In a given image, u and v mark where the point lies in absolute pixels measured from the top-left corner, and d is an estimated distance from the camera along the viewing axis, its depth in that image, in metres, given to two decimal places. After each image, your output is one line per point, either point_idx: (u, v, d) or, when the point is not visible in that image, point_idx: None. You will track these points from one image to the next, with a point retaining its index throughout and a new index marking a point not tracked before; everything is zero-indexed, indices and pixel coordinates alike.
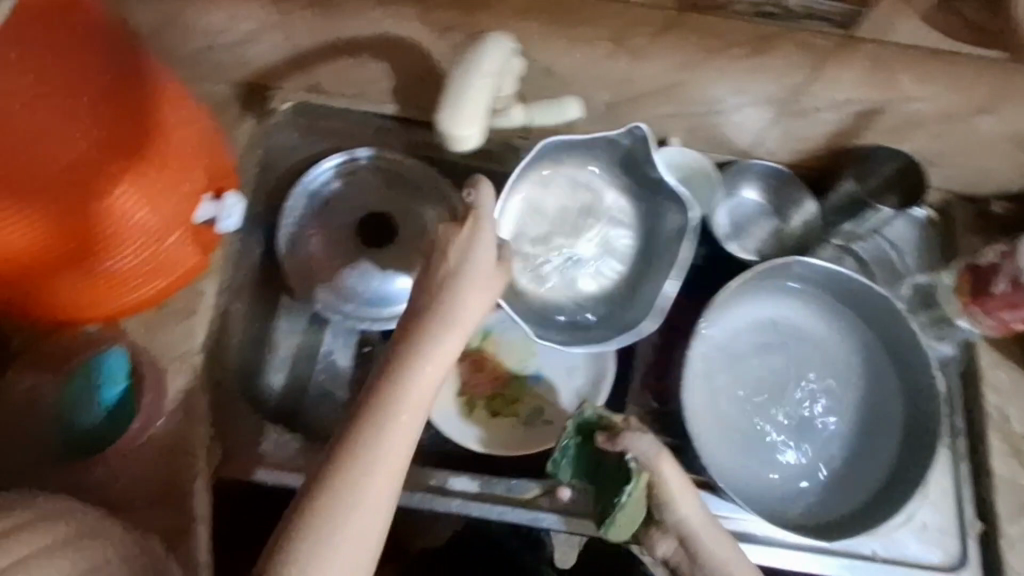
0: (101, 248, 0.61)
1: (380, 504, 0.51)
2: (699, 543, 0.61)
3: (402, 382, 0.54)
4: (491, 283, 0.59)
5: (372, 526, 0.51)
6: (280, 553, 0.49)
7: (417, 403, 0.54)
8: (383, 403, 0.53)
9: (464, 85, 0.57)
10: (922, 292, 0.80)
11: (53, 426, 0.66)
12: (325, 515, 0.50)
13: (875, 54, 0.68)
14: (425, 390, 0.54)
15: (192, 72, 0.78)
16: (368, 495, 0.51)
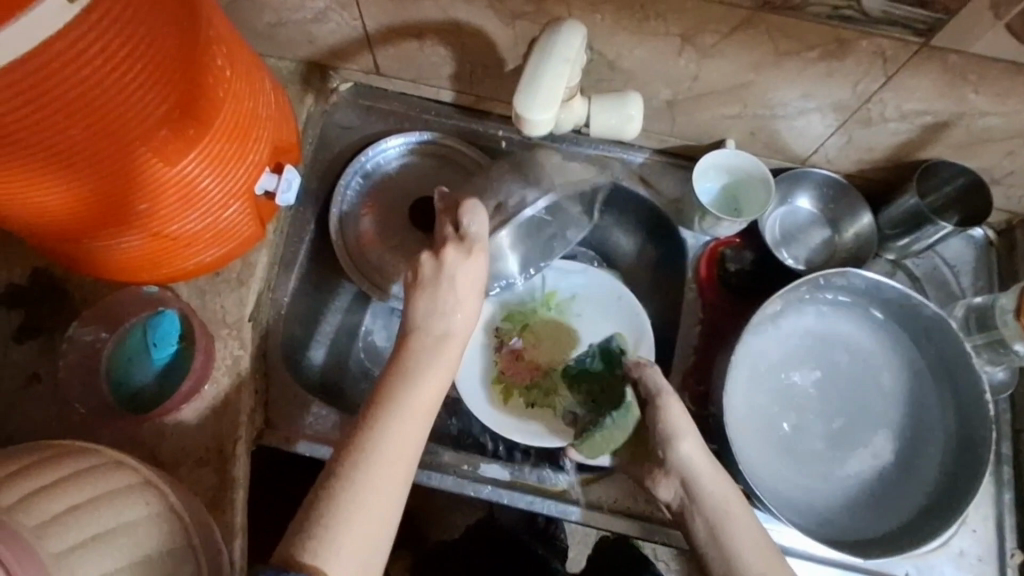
0: (165, 212, 0.60)
1: (393, 495, 0.54)
2: (701, 481, 0.64)
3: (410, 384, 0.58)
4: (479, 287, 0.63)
5: (383, 527, 0.53)
6: (303, 541, 0.51)
7: (415, 414, 0.57)
8: (390, 407, 0.56)
9: (540, 71, 0.57)
10: (976, 313, 0.76)
11: (109, 380, 0.68)
12: (342, 507, 0.52)
13: (959, 63, 0.60)
14: (421, 400, 0.57)
15: (262, 46, 0.80)
16: (384, 489, 0.53)
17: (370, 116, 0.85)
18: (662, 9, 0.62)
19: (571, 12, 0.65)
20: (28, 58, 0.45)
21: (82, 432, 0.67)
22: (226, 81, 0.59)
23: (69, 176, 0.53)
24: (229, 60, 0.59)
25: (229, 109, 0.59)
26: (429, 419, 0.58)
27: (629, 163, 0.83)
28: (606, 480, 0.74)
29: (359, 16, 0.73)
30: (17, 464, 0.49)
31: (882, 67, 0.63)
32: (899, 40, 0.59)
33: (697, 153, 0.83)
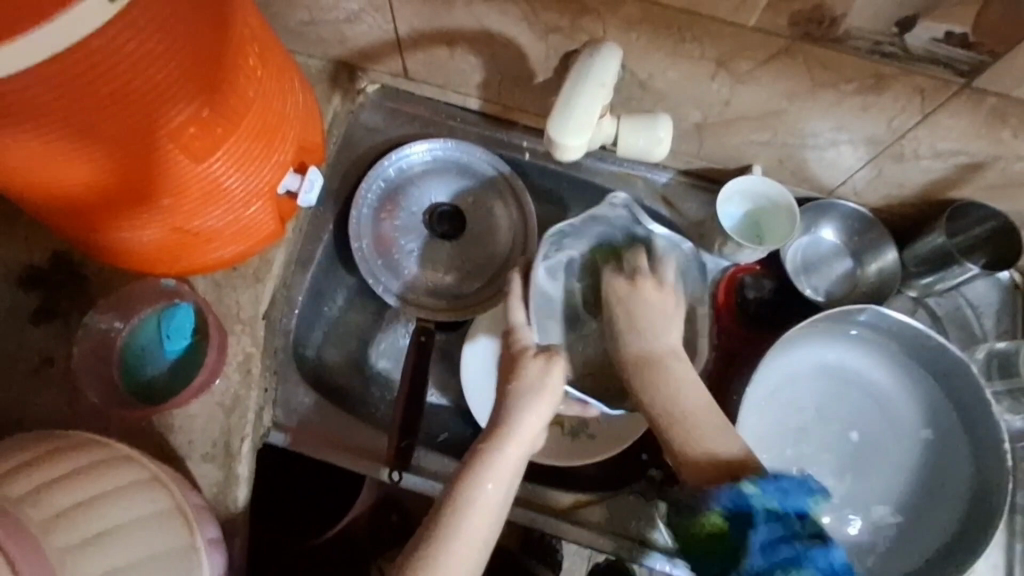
0: (190, 208, 0.60)
1: None
2: (662, 364, 0.66)
3: (466, 498, 0.57)
4: (550, 401, 0.62)
5: None
6: None
7: (475, 517, 0.57)
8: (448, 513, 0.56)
9: (578, 93, 0.57)
10: (999, 358, 0.75)
11: (124, 370, 0.69)
12: None
13: (999, 105, 0.59)
14: (478, 508, 0.57)
15: (292, 42, 0.80)
16: None
17: (396, 118, 0.85)
18: (700, 33, 0.61)
19: (606, 30, 0.64)
20: (68, 53, 0.45)
21: (90, 420, 0.67)
22: (257, 81, 0.58)
23: (97, 165, 0.54)
24: (261, 60, 0.59)
25: (259, 110, 0.59)
26: (492, 522, 0.58)
27: (653, 183, 0.83)
28: (607, 502, 0.74)
29: (392, 20, 0.72)
30: (28, 453, 0.49)
31: (920, 104, 0.62)
32: (940, 79, 0.58)
33: (721, 176, 0.82)
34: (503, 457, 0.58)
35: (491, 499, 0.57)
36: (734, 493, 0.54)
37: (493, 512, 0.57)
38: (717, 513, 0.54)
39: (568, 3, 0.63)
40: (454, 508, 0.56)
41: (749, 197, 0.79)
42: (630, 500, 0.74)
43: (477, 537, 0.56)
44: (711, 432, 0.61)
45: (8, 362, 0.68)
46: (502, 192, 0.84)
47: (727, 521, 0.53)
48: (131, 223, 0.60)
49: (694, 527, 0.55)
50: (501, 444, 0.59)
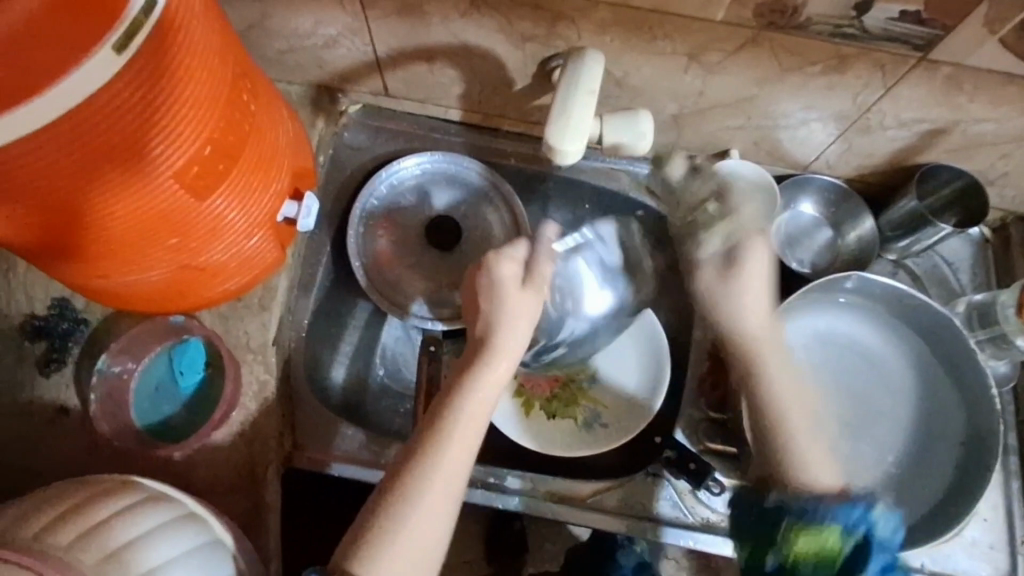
0: (195, 246, 0.62)
1: (444, 498, 0.60)
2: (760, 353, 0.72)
3: (453, 408, 0.63)
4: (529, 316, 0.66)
5: (437, 517, 0.60)
6: (364, 530, 0.59)
7: (464, 427, 0.62)
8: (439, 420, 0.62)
9: (568, 101, 0.59)
10: (978, 310, 0.78)
11: (144, 408, 0.70)
12: (401, 500, 0.59)
13: (954, 74, 0.63)
14: (467, 416, 0.63)
15: (273, 69, 0.81)
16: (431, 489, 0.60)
17: (381, 136, 0.86)
18: (670, 30, 0.64)
19: (580, 34, 0.67)
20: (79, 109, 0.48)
21: (112, 463, 0.67)
22: (251, 116, 0.60)
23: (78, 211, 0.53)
24: (253, 95, 0.61)
25: (253, 144, 0.61)
26: (477, 434, 0.63)
27: (636, 175, 0.86)
28: (623, 488, 0.76)
29: (370, 41, 0.74)
30: (72, 500, 0.52)
31: (881, 79, 0.66)
32: (898, 55, 0.62)
33: (700, 162, 0.85)
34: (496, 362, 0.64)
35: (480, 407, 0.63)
36: (861, 513, 0.64)
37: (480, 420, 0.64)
38: (856, 535, 0.63)
39: (541, 12, 0.65)
40: (447, 415, 0.62)
41: None
42: (643, 484, 0.77)
43: (463, 442, 0.62)
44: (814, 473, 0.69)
45: (21, 415, 0.69)
46: (491, 198, 0.86)
47: (844, 537, 0.63)
48: (128, 266, 0.60)
49: (805, 535, 0.64)
50: (491, 361, 0.64)
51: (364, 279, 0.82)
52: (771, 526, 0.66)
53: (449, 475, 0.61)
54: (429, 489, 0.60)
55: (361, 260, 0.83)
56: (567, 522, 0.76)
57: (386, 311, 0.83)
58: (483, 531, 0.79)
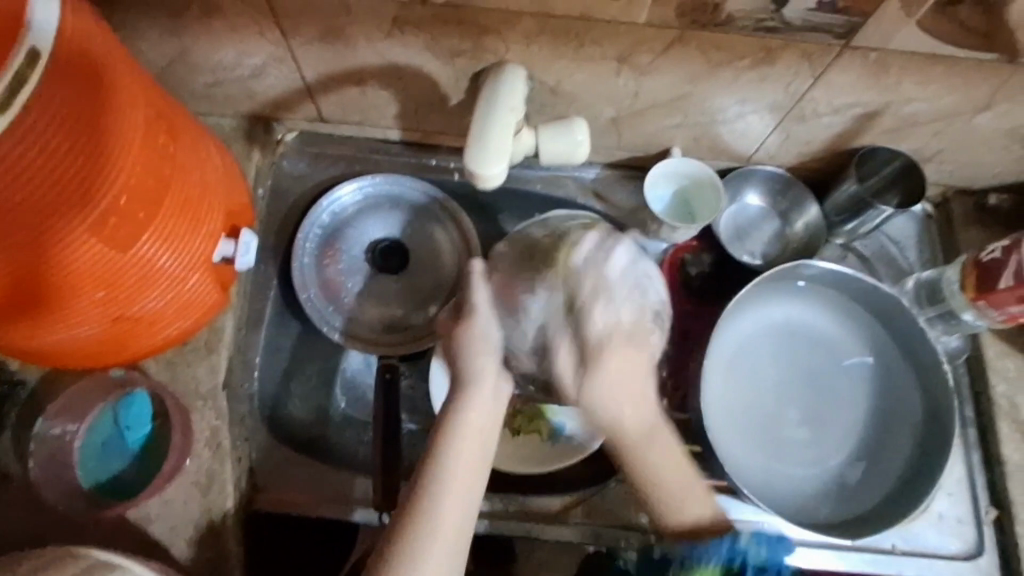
0: (127, 296, 0.59)
1: (455, 523, 0.60)
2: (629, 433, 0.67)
3: (448, 440, 0.63)
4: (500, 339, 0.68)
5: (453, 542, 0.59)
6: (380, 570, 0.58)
7: (461, 456, 0.63)
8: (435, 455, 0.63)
9: (488, 122, 0.59)
10: (927, 287, 0.79)
11: (93, 468, 0.67)
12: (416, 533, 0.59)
13: (880, 58, 0.64)
14: (462, 444, 0.63)
15: (203, 102, 0.79)
16: (440, 515, 0.60)
17: (320, 162, 0.84)
18: (596, 36, 0.64)
19: (508, 46, 0.66)
20: None
21: (62, 527, 0.65)
22: (170, 157, 0.58)
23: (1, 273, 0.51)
24: (171, 136, 0.59)
25: (178, 185, 0.59)
26: (477, 459, 0.63)
27: (583, 180, 0.85)
28: (596, 498, 0.76)
29: (298, 68, 0.73)
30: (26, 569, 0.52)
31: (809, 69, 0.66)
32: (822, 44, 0.63)
33: (645, 162, 0.85)
34: (478, 398, 0.65)
35: (471, 449, 0.63)
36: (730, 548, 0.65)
37: (474, 462, 0.63)
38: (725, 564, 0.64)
39: (467, 27, 0.64)
40: (443, 444, 0.63)
41: (672, 181, 0.82)
42: (614, 492, 0.76)
43: (465, 469, 0.62)
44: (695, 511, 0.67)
45: None
46: (438, 216, 0.85)
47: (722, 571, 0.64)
48: (55, 324, 0.57)
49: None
50: (471, 389, 0.66)
51: (318, 318, 0.81)
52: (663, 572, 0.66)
53: (456, 502, 0.61)
54: (438, 518, 0.60)
55: (312, 296, 0.81)
56: (539, 539, 0.75)
57: (338, 340, 0.81)
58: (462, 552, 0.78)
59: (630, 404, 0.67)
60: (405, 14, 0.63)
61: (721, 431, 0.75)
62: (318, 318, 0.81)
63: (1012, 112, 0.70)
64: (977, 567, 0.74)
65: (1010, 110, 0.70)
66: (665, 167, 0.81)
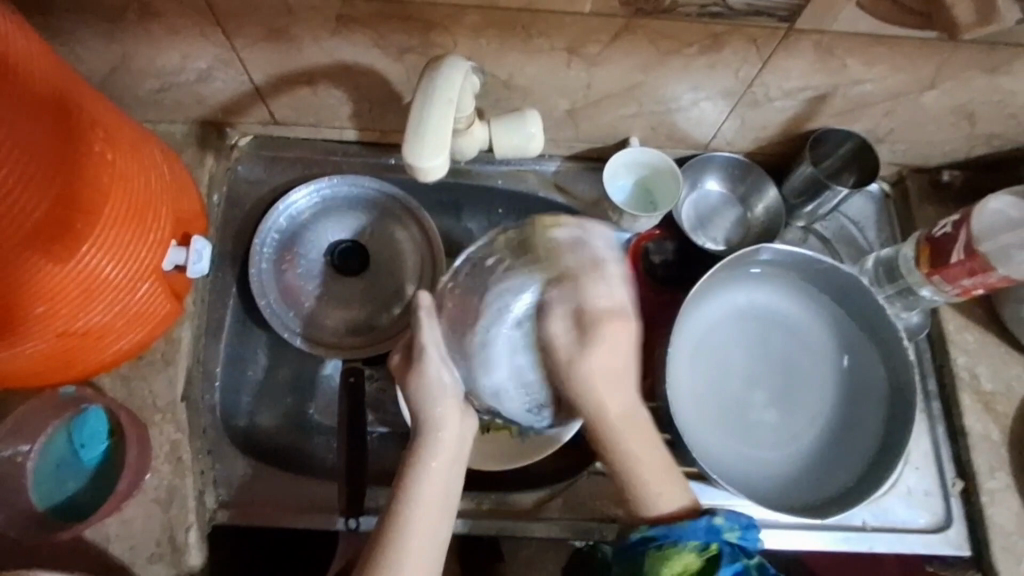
0: (70, 311, 0.57)
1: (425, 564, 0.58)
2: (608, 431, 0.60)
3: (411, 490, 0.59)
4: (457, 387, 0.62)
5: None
6: None
7: (426, 502, 0.59)
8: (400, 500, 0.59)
9: (424, 113, 0.57)
10: (885, 265, 0.80)
11: (48, 489, 0.66)
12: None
13: (824, 40, 0.64)
14: (427, 491, 0.60)
15: (152, 109, 0.78)
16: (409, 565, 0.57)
17: (276, 166, 0.82)
18: (544, 27, 0.63)
19: (456, 41, 0.66)
20: None
21: (19, 551, 0.63)
22: (108, 165, 0.56)
23: None
24: (110, 143, 0.57)
25: (119, 194, 0.57)
26: (444, 500, 0.60)
27: (544, 173, 0.85)
28: (569, 491, 0.76)
29: (245, 71, 0.71)
30: None
31: (757, 54, 0.66)
32: (767, 29, 0.63)
33: (604, 153, 0.85)
34: (440, 444, 0.61)
35: (435, 489, 0.60)
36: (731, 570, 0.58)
37: (437, 508, 0.60)
38: (714, 546, 0.59)
39: (413, 22, 0.64)
40: (407, 491, 0.59)
41: (630, 170, 0.82)
42: (588, 485, 0.76)
43: (429, 514, 0.59)
44: (656, 493, 0.61)
45: None
46: (399, 216, 0.84)
47: (701, 555, 0.58)
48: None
49: (672, 562, 0.58)
50: (432, 435, 0.61)
51: (277, 325, 0.79)
52: (635, 547, 0.60)
53: (423, 544, 0.58)
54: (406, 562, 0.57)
55: (272, 304, 0.80)
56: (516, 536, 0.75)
57: (301, 347, 0.80)
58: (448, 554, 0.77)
59: (606, 350, 0.58)
60: (349, 11, 0.62)
61: (689, 418, 0.75)
62: (278, 325, 0.79)
63: (958, 89, 0.71)
64: (945, 538, 0.75)
65: (957, 87, 0.70)
66: (623, 154, 0.81)
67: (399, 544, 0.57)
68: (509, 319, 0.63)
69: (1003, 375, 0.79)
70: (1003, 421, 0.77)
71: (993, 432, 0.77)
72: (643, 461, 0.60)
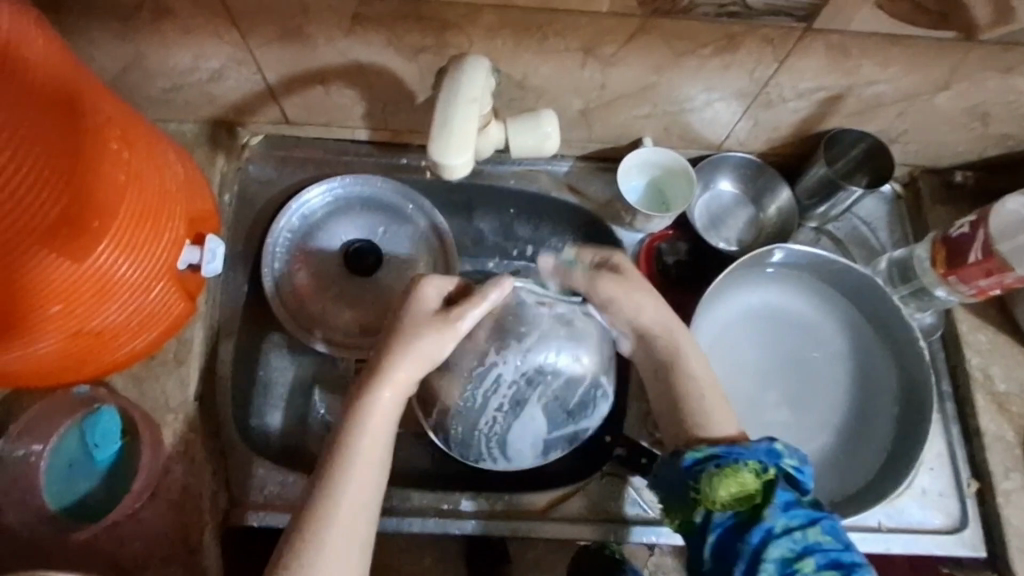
0: (85, 310, 0.57)
1: (355, 529, 0.55)
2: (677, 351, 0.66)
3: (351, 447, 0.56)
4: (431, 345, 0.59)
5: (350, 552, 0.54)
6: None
7: (364, 464, 0.56)
8: (341, 458, 0.56)
9: (448, 111, 0.57)
10: (898, 266, 0.80)
11: (61, 489, 0.65)
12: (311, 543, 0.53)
13: (840, 40, 0.64)
14: (365, 451, 0.56)
15: (164, 108, 0.77)
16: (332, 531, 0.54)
17: (287, 165, 0.82)
18: (560, 27, 0.63)
19: (472, 40, 0.65)
20: None
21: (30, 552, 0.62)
22: (125, 163, 0.56)
23: None
24: (126, 142, 0.57)
25: (135, 193, 0.57)
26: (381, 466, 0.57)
27: (556, 173, 0.85)
28: (583, 492, 0.75)
29: (257, 70, 0.71)
30: None
31: (772, 54, 0.66)
32: (784, 29, 0.63)
33: (616, 153, 0.84)
34: (385, 402, 0.58)
35: (373, 450, 0.57)
36: (789, 501, 0.56)
37: (370, 489, 0.56)
38: (773, 471, 0.57)
39: (428, 22, 0.63)
40: (345, 449, 0.56)
41: (643, 171, 0.82)
42: (602, 486, 0.76)
43: (364, 477, 0.56)
44: (715, 419, 0.63)
45: None
46: (412, 216, 0.84)
47: (763, 477, 0.57)
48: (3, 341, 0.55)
49: (731, 479, 0.57)
50: (378, 390, 0.57)
51: (290, 326, 0.79)
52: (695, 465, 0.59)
53: (350, 507, 0.55)
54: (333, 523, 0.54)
55: (285, 304, 0.80)
56: (529, 537, 0.74)
57: (313, 347, 0.79)
58: (459, 554, 0.77)
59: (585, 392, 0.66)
60: (364, 10, 0.62)
61: None
62: (291, 327, 0.79)
63: (973, 90, 0.71)
64: (959, 539, 0.75)
65: (971, 88, 0.70)
66: (637, 155, 0.80)
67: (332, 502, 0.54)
68: (485, 367, 0.64)
69: (1016, 375, 0.78)
70: (1017, 422, 0.77)
71: (1007, 433, 0.77)
72: (697, 380, 0.65)
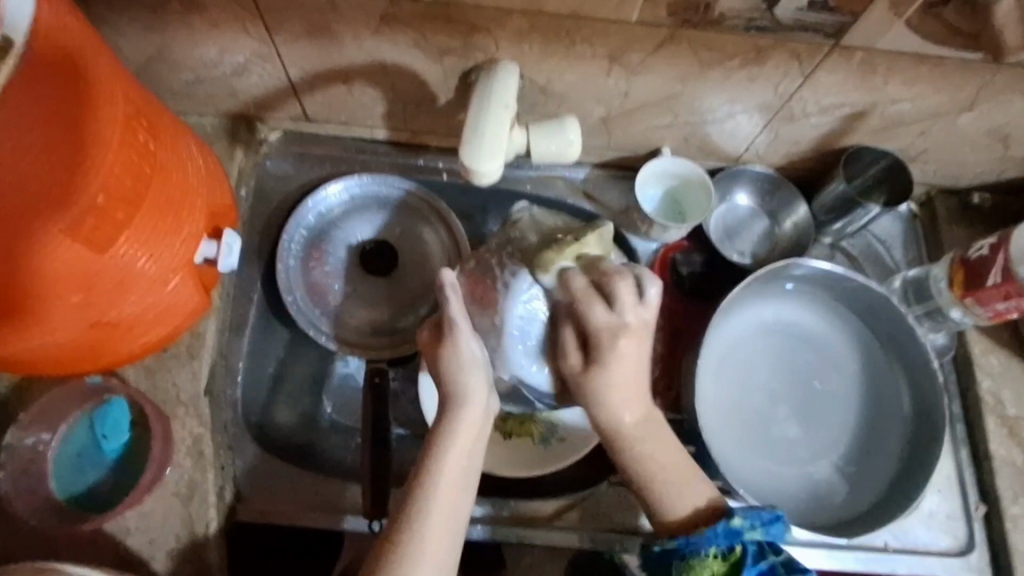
0: (104, 300, 0.57)
1: (447, 537, 0.58)
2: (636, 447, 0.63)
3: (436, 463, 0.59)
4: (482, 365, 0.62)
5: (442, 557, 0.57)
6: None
7: (450, 477, 0.59)
8: (427, 474, 0.59)
9: (480, 117, 0.58)
10: (913, 285, 0.80)
11: (69, 478, 0.65)
12: (404, 548, 0.56)
13: (867, 58, 0.64)
14: (451, 464, 0.60)
15: (186, 100, 0.77)
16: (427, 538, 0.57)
17: (305, 162, 0.82)
18: (587, 34, 0.63)
19: (498, 45, 0.65)
20: None
21: (35, 540, 0.62)
22: (151, 156, 0.56)
23: None
24: (152, 133, 0.57)
25: (158, 185, 0.57)
26: (466, 481, 0.61)
27: (572, 180, 0.84)
28: (590, 500, 0.75)
29: (282, 66, 0.71)
30: None
31: (798, 69, 0.66)
32: (812, 44, 0.63)
33: (634, 162, 0.84)
34: (463, 422, 0.61)
35: (458, 465, 0.60)
36: (726, 530, 0.61)
37: (458, 484, 0.60)
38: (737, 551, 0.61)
39: (455, 24, 0.63)
40: (432, 464, 0.59)
41: (661, 181, 0.82)
42: (609, 494, 0.75)
43: (451, 489, 0.59)
44: (680, 494, 0.64)
45: None
46: (426, 216, 0.83)
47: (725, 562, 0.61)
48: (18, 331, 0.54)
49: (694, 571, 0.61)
50: (456, 410, 0.61)
51: (303, 323, 0.79)
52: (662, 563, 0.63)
53: (444, 516, 0.58)
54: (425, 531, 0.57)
55: (299, 298, 0.79)
56: (533, 543, 0.74)
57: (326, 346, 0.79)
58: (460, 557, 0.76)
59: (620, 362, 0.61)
60: (393, 11, 0.62)
61: (715, 433, 0.75)
62: (305, 324, 0.79)
63: (995, 112, 0.71)
64: (966, 563, 0.74)
65: (994, 110, 0.70)
66: (655, 164, 0.81)
67: (421, 511, 0.57)
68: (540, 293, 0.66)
69: None
70: None
71: (1017, 458, 0.76)
72: (658, 468, 0.63)
